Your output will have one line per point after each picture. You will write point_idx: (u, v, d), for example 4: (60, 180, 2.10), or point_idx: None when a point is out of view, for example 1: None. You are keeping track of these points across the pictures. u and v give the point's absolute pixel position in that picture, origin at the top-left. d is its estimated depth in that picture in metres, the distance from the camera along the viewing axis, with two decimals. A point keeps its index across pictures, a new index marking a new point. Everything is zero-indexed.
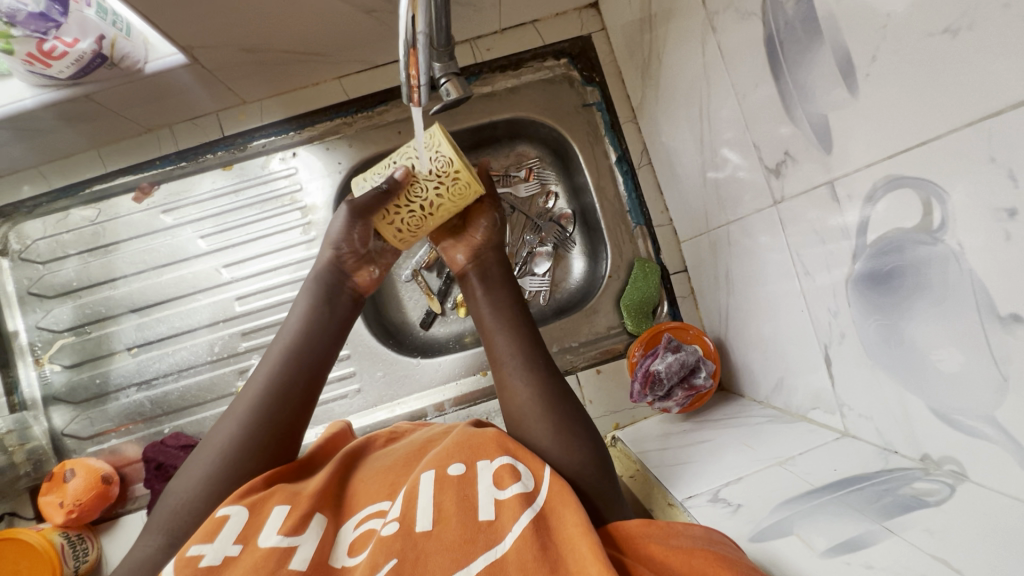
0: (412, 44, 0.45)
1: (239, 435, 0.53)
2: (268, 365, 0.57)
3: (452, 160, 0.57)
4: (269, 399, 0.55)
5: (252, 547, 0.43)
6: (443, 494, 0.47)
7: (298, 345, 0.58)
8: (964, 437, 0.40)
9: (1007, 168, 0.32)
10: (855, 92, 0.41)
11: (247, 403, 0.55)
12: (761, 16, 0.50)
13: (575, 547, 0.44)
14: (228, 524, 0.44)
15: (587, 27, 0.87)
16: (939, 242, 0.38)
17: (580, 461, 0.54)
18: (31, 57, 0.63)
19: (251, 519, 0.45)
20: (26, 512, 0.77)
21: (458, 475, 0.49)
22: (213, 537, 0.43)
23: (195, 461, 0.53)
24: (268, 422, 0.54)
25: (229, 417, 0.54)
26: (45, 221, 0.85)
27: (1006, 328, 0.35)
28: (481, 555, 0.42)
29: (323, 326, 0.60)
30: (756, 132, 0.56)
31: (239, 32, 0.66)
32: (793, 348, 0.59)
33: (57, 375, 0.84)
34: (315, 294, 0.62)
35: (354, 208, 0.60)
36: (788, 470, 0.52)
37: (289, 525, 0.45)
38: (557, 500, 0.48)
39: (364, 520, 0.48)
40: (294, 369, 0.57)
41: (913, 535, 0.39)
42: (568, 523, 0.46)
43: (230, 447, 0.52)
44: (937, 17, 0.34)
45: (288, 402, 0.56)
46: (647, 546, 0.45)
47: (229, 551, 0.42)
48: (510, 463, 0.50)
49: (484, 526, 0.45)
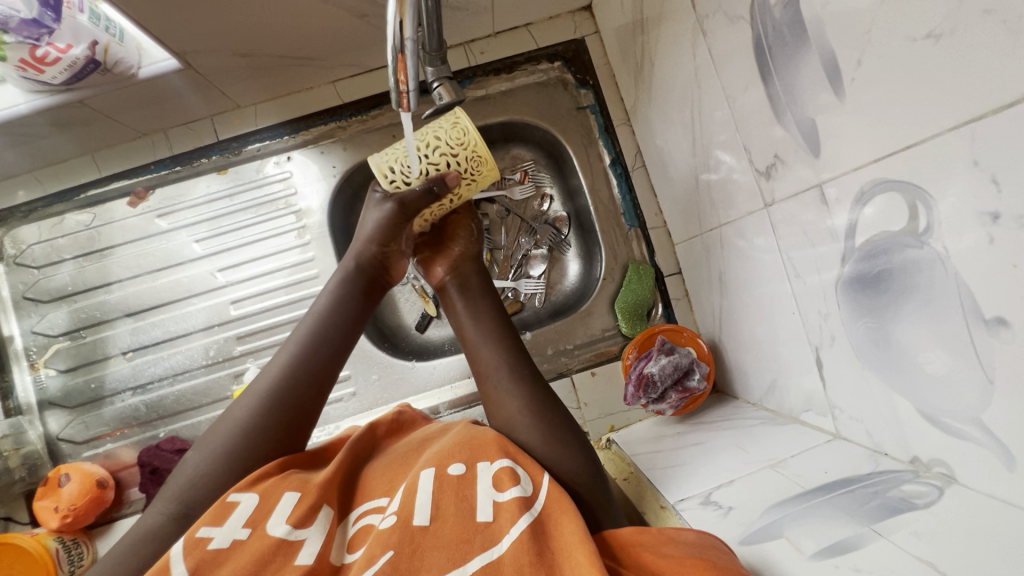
0: (401, 50, 0.45)
1: (255, 415, 0.53)
2: (292, 347, 0.57)
3: (487, 160, 0.58)
4: (290, 383, 0.55)
5: (260, 532, 0.43)
6: (443, 492, 0.47)
7: (323, 329, 0.58)
8: (953, 440, 0.40)
9: (990, 173, 0.33)
10: (842, 96, 0.41)
11: (267, 383, 0.55)
12: (749, 20, 0.50)
13: (570, 556, 0.43)
14: (238, 508, 0.44)
15: (581, 30, 0.87)
16: (924, 246, 0.38)
17: (574, 470, 0.55)
18: (24, 64, 0.63)
19: (260, 504, 0.45)
20: (21, 516, 0.77)
21: (458, 475, 0.49)
22: (223, 520, 0.43)
23: (209, 436, 0.53)
24: (285, 406, 0.54)
25: (248, 396, 0.54)
26: (40, 225, 0.85)
27: (992, 332, 0.35)
28: (477, 556, 0.42)
29: (349, 313, 0.61)
30: (746, 135, 0.56)
31: (233, 37, 0.66)
32: (785, 350, 0.59)
33: (53, 380, 0.84)
34: (347, 280, 0.63)
35: (399, 208, 0.60)
36: (780, 473, 0.52)
37: (297, 515, 0.45)
38: (554, 507, 0.48)
39: (363, 515, 0.49)
40: (319, 350, 0.57)
41: (902, 538, 0.39)
42: (566, 530, 0.45)
43: (245, 426, 0.52)
44: (921, 22, 0.34)
45: (309, 383, 0.56)
46: (641, 555, 0.45)
47: (238, 535, 0.42)
48: (510, 465, 0.51)
49: (481, 527, 0.45)
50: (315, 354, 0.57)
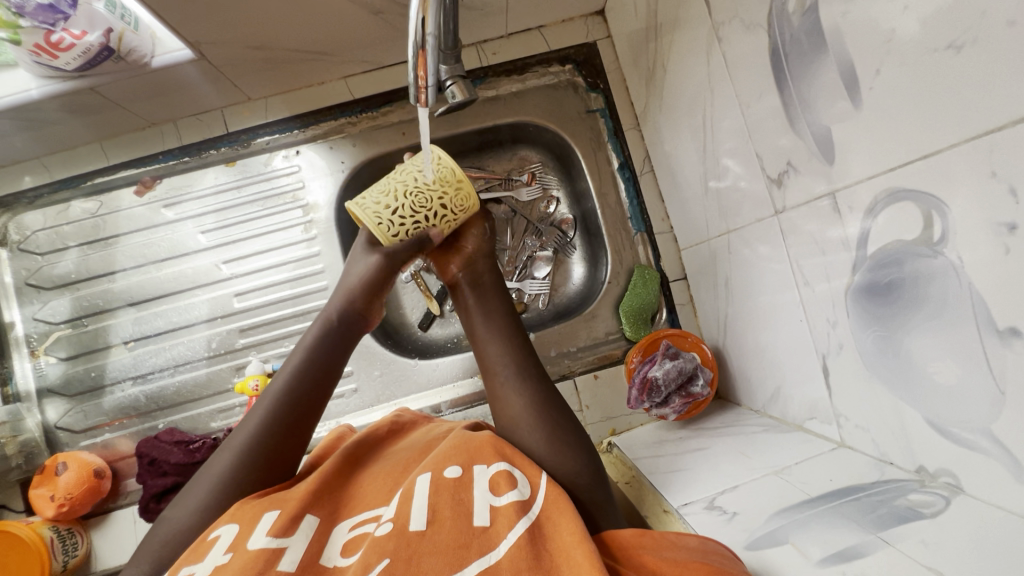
0: (422, 46, 0.45)
1: (239, 465, 0.53)
2: (269, 399, 0.56)
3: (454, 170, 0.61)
4: (270, 436, 0.54)
5: (242, 551, 0.43)
6: (439, 495, 0.47)
7: (299, 380, 0.57)
8: (959, 450, 0.40)
9: (1007, 183, 0.33)
10: (858, 105, 0.42)
11: (246, 436, 0.54)
12: (766, 27, 0.50)
13: (571, 555, 0.44)
14: (218, 542, 0.44)
15: (593, 34, 0.87)
16: (939, 255, 0.38)
17: (576, 471, 0.55)
18: (38, 48, 0.63)
19: (241, 531, 0.45)
20: (16, 505, 0.76)
21: (455, 477, 0.50)
22: (202, 555, 0.43)
23: (199, 481, 0.53)
24: (264, 455, 0.54)
25: (228, 451, 0.54)
26: (45, 212, 0.84)
27: (1004, 343, 0.35)
28: (475, 561, 0.42)
29: (326, 361, 0.59)
30: (759, 142, 0.56)
31: (248, 29, 0.66)
32: (791, 357, 0.59)
33: (53, 367, 0.83)
34: (326, 332, 0.61)
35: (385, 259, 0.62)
36: (783, 479, 0.52)
37: (277, 528, 0.45)
38: (552, 508, 0.48)
39: (359, 523, 0.49)
40: (299, 403, 0.56)
41: (908, 546, 0.39)
42: (565, 531, 0.46)
43: (230, 474, 0.52)
44: (941, 33, 0.34)
45: (292, 435, 0.56)
46: (640, 556, 0.45)
47: (220, 560, 0.42)
48: (506, 469, 0.51)
49: (478, 532, 0.45)
50: (290, 407, 0.56)
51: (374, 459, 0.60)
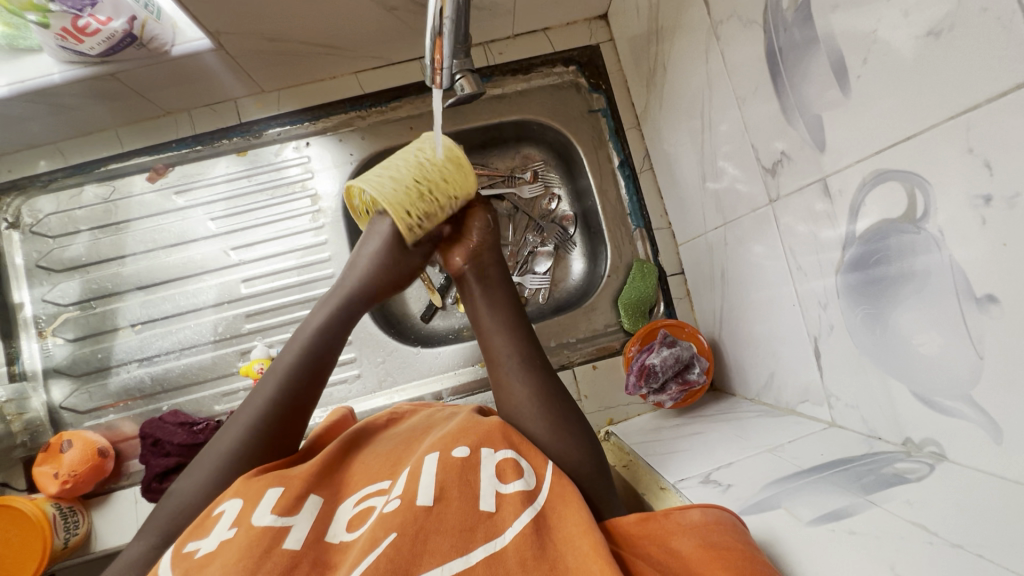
0: (438, 33, 0.48)
1: (247, 437, 0.55)
2: (276, 372, 0.58)
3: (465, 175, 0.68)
4: (276, 407, 0.56)
5: (245, 527, 0.44)
6: (448, 474, 0.49)
7: (304, 353, 0.59)
8: (942, 418, 0.42)
9: (983, 158, 0.35)
10: (846, 93, 0.44)
11: (260, 401, 0.56)
12: (762, 24, 0.53)
13: (575, 546, 0.45)
14: (224, 512, 0.46)
15: (596, 37, 0.91)
16: (922, 230, 0.40)
17: (578, 459, 0.57)
18: (64, 32, 0.65)
19: (245, 505, 0.46)
20: (19, 482, 0.77)
21: (462, 458, 0.51)
22: (208, 531, 0.44)
23: (206, 455, 0.54)
24: (272, 427, 0.56)
25: (233, 426, 0.55)
26: (58, 196, 0.86)
27: (982, 309, 0.37)
28: (481, 545, 0.44)
29: (328, 335, 0.60)
30: (754, 135, 0.59)
31: (266, 22, 0.69)
32: (784, 343, 0.61)
33: (60, 348, 0.84)
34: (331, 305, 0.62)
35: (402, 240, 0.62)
36: (777, 456, 0.54)
37: (282, 506, 0.46)
38: (559, 499, 0.50)
39: (364, 498, 0.50)
40: (301, 373, 0.58)
41: (894, 506, 0.41)
42: (569, 522, 0.47)
43: (238, 445, 0.54)
44: (922, 21, 0.37)
45: (296, 403, 0.58)
46: (647, 546, 0.47)
47: (224, 535, 0.44)
48: (513, 458, 0.52)
49: (484, 517, 0.46)
50: (295, 380, 0.58)
51: (374, 439, 0.61)
